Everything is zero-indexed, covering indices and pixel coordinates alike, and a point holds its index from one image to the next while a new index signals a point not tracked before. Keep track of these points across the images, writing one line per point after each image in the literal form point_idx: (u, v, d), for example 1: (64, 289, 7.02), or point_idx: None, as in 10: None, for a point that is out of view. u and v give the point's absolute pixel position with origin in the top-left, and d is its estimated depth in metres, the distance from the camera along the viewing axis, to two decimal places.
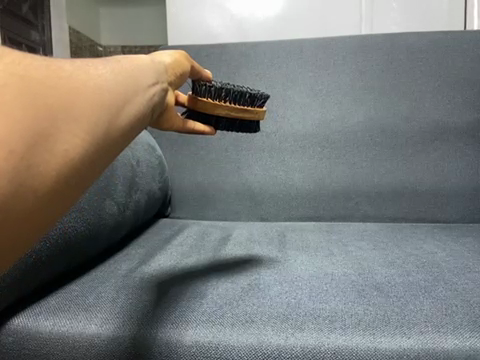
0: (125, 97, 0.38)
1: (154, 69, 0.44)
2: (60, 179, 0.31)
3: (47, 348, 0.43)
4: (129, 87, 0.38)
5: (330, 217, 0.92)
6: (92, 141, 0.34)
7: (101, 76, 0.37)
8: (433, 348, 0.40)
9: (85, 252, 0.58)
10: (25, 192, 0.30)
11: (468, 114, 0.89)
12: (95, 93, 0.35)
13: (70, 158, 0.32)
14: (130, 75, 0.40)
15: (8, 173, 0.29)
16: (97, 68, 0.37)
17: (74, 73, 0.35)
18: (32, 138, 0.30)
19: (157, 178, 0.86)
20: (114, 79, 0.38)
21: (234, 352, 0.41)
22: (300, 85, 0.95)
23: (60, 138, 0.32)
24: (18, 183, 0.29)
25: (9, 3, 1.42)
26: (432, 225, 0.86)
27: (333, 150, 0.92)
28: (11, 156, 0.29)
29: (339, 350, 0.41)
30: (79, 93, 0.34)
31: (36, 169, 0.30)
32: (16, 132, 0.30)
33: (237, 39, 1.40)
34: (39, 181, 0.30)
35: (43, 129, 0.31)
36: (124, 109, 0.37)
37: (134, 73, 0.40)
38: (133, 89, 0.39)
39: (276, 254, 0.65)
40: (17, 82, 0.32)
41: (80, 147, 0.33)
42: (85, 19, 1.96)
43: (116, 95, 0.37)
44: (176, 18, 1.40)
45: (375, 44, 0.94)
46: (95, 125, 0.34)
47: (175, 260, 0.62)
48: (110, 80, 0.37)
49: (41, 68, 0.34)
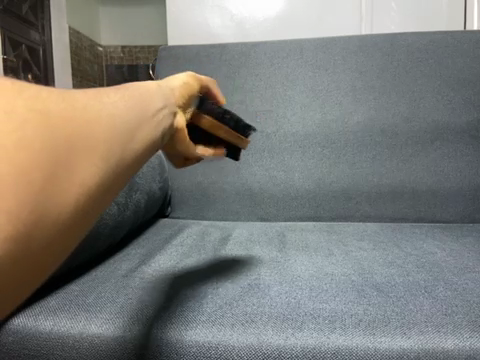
0: (138, 123, 0.37)
1: (164, 91, 0.43)
2: (74, 209, 0.31)
3: (47, 348, 0.43)
4: (142, 113, 0.38)
5: (330, 217, 0.92)
6: (106, 168, 0.33)
7: (115, 103, 0.36)
8: (433, 347, 0.40)
9: (85, 252, 0.57)
10: (44, 225, 0.29)
11: (468, 114, 0.89)
12: (109, 121, 0.35)
13: (87, 188, 0.32)
14: (142, 100, 0.39)
15: (29, 207, 0.28)
16: (110, 94, 0.37)
17: (87, 102, 0.35)
18: (49, 170, 0.30)
19: (157, 178, 0.87)
20: (127, 105, 0.37)
21: (234, 353, 0.41)
22: (300, 84, 0.95)
23: (76, 168, 0.31)
24: (37, 215, 0.29)
25: (8, 3, 1.56)
26: (431, 225, 0.86)
27: (333, 149, 0.92)
28: (26, 190, 0.28)
29: (340, 351, 0.40)
30: (94, 122, 0.33)
31: (51, 203, 0.29)
32: (34, 165, 0.29)
33: (238, 39, 1.40)
34: (57, 214, 0.30)
35: (59, 162, 0.31)
36: (137, 135, 0.36)
37: (146, 96, 0.40)
38: (146, 114, 0.38)
39: (276, 254, 0.65)
40: (34, 113, 0.31)
41: (96, 177, 0.32)
42: (84, 20, 2.09)
43: (128, 122, 0.36)
44: (176, 18, 1.41)
45: (374, 44, 0.94)
46: (108, 154, 0.33)
47: (175, 260, 0.62)
48: (123, 107, 0.36)
49: (58, 97, 0.33)
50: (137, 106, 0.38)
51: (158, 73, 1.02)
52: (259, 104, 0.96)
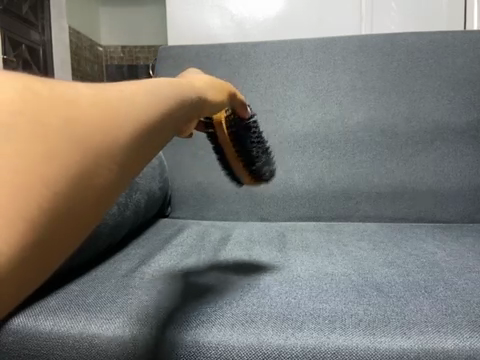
0: (166, 114, 0.34)
1: (190, 86, 0.41)
2: (97, 204, 0.27)
3: (47, 348, 0.43)
4: (171, 105, 0.35)
5: (330, 217, 0.92)
6: (131, 160, 0.30)
7: (140, 94, 0.34)
8: (433, 347, 0.40)
9: (85, 252, 0.57)
10: (63, 226, 0.25)
11: (468, 114, 0.89)
12: (136, 111, 0.32)
13: (112, 183, 0.28)
14: (170, 91, 0.36)
15: (47, 208, 0.24)
16: (138, 87, 0.35)
17: (115, 96, 0.32)
18: (73, 166, 0.26)
19: (157, 178, 0.87)
20: (155, 96, 0.34)
21: (234, 353, 0.41)
22: (300, 84, 0.95)
23: (99, 162, 0.28)
24: (55, 217, 0.25)
25: (8, 4, 1.60)
26: (431, 225, 0.86)
27: (333, 149, 0.92)
28: (43, 191, 0.25)
29: (340, 351, 0.40)
30: (121, 113, 0.31)
31: (70, 195, 0.26)
32: (56, 162, 0.26)
33: (238, 39, 1.41)
34: (76, 214, 0.26)
35: (84, 156, 0.27)
36: (164, 127, 0.34)
37: (174, 88, 0.37)
38: (175, 106, 0.36)
39: (276, 254, 0.65)
40: (55, 108, 0.28)
41: (121, 173, 0.29)
42: (84, 20, 2.09)
43: (156, 113, 0.33)
44: (177, 19, 1.43)
45: (374, 44, 0.94)
46: (135, 146, 0.30)
47: (175, 260, 0.62)
48: (150, 98, 0.34)
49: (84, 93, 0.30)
50: (166, 97, 0.35)
51: (158, 73, 1.02)
52: (259, 104, 0.96)
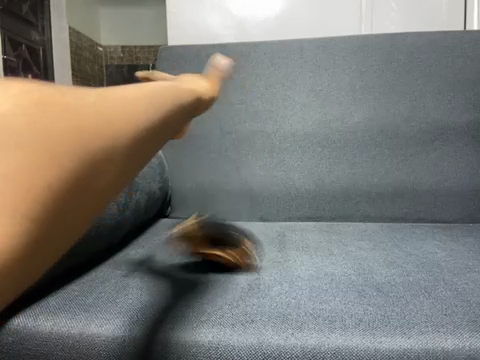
0: (144, 120, 0.38)
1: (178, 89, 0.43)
2: (84, 204, 0.34)
3: (47, 348, 0.43)
4: (150, 110, 0.38)
5: (330, 217, 0.92)
6: (106, 164, 0.34)
7: (121, 104, 0.38)
8: (433, 347, 0.40)
9: (85, 252, 0.57)
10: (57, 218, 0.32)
11: (468, 114, 0.89)
12: (112, 119, 0.36)
13: (86, 186, 0.33)
14: (152, 99, 0.39)
15: (26, 207, 0.30)
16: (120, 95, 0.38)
17: (96, 104, 0.36)
18: (52, 171, 0.32)
19: (157, 178, 0.87)
20: (134, 104, 0.38)
21: (234, 353, 0.41)
22: (300, 84, 0.95)
23: (71, 167, 0.33)
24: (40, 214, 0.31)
25: (8, 3, 1.71)
26: (431, 225, 0.86)
27: (333, 149, 0.92)
28: (25, 195, 0.30)
29: (340, 351, 0.40)
30: (99, 121, 0.35)
31: (50, 196, 0.31)
32: (35, 169, 0.31)
33: (238, 38, 1.45)
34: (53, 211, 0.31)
35: (61, 161, 0.32)
36: (141, 132, 0.37)
37: (157, 94, 0.40)
38: (155, 111, 0.39)
39: (276, 254, 0.65)
40: (37, 120, 0.33)
41: (96, 175, 0.34)
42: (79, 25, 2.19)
43: (133, 120, 0.37)
44: (177, 19, 1.46)
45: (375, 44, 0.94)
46: (108, 151, 0.35)
47: (175, 261, 0.62)
48: (129, 108, 0.37)
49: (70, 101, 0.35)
50: (146, 104, 0.39)
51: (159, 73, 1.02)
52: (259, 104, 0.96)
